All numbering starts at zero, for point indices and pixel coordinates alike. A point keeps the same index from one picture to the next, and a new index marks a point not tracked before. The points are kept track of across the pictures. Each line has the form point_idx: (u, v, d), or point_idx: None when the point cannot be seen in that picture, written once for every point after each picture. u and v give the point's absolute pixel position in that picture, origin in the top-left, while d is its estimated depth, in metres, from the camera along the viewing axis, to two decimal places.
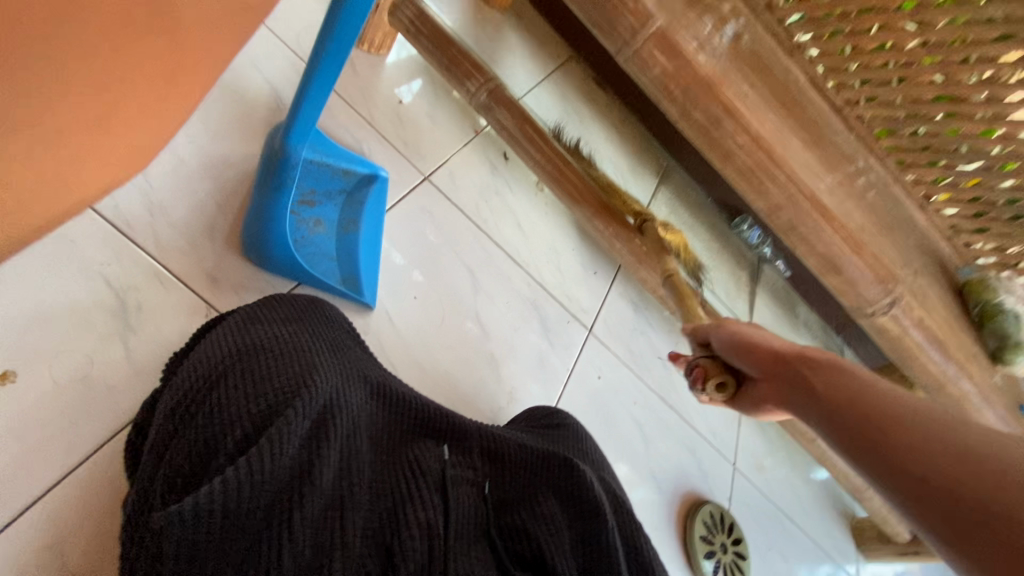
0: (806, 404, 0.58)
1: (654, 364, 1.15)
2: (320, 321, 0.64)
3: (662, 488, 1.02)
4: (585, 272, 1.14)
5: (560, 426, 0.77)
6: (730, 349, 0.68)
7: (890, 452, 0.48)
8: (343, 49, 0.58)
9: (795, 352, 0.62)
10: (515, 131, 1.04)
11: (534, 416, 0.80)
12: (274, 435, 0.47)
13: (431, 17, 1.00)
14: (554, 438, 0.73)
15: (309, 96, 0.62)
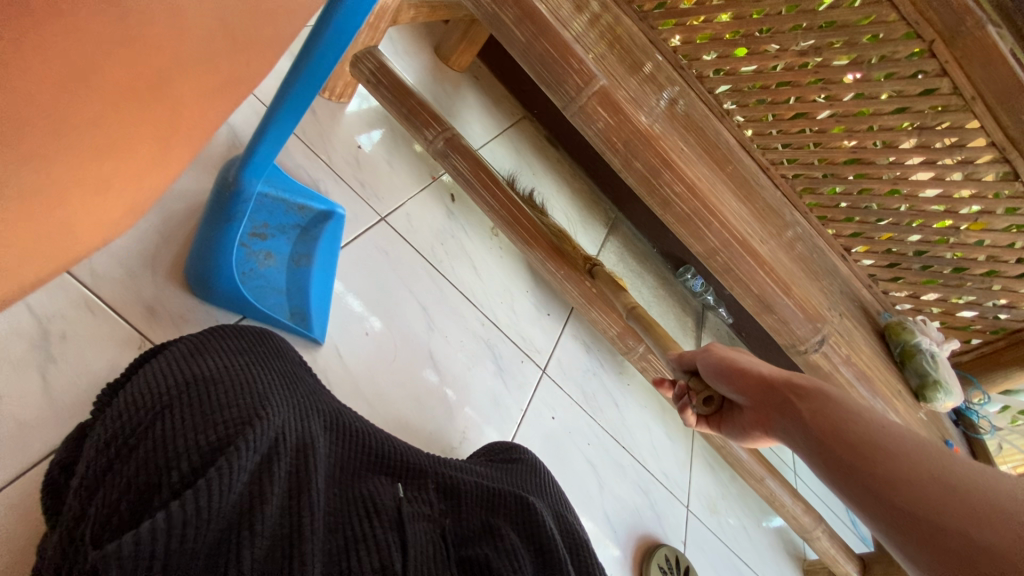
0: (792, 428, 0.61)
1: (606, 405, 1.17)
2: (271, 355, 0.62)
3: (617, 533, 1.00)
4: (538, 314, 1.17)
5: (515, 462, 0.76)
6: (715, 374, 0.69)
7: (874, 480, 0.51)
8: (308, 92, 0.60)
9: (781, 378, 0.65)
10: (469, 176, 1.08)
11: (494, 450, 0.79)
12: (224, 466, 0.44)
13: (392, 70, 1.05)
14: (510, 476, 0.72)
15: (270, 138, 0.64)
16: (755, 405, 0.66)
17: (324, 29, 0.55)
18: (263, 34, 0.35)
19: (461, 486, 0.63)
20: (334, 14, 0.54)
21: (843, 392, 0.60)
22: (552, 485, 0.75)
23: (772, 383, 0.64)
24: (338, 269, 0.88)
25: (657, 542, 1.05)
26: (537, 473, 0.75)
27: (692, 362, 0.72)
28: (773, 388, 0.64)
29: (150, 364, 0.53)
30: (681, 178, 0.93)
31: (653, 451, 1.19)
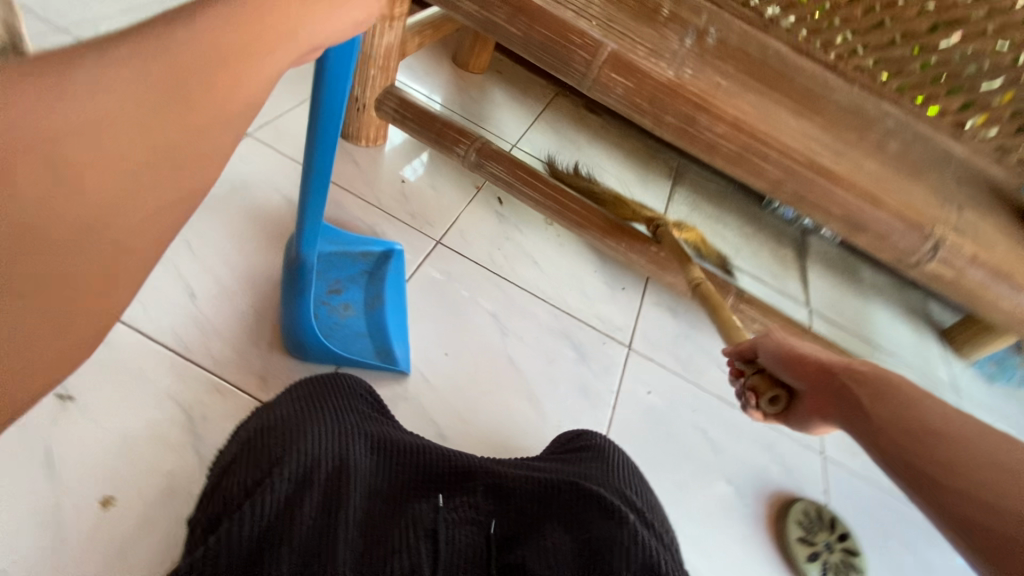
0: (852, 419, 0.55)
1: (704, 365, 1.13)
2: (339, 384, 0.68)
3: (745, 495, 0.95)
4: (611, 290, 1.17)
5: (591, 453, 0.74)
6: (775, 362, 0.62)
7: (933, 467, 0.45)
8: (329, 152, 0.62)
9: (841, 363, 0.59)
10: (508, 177, 1.10)
11: (566, 440, 0.78)
12: (254, 498, 0.51)
13: (412, 101, 1.09)
14: (575, 471, 0.70)
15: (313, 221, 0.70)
16: (811, 392, 0.59)
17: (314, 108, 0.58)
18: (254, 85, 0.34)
19: (511, 487, 0.63)
20: (324, 71, 0.55)
21: (903, 377, 0.55)
22: (624, 479, 0.72)
23: (832, 368, 0.58)
24: (408, 302, 0.95)
25: (793, 497, 0.98)
26: (611, 466, 0.72)
27: (750, 350, 0.66)
28: (828, 373, 0.58)
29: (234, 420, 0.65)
30: (721, 119, 0.86)
31: None
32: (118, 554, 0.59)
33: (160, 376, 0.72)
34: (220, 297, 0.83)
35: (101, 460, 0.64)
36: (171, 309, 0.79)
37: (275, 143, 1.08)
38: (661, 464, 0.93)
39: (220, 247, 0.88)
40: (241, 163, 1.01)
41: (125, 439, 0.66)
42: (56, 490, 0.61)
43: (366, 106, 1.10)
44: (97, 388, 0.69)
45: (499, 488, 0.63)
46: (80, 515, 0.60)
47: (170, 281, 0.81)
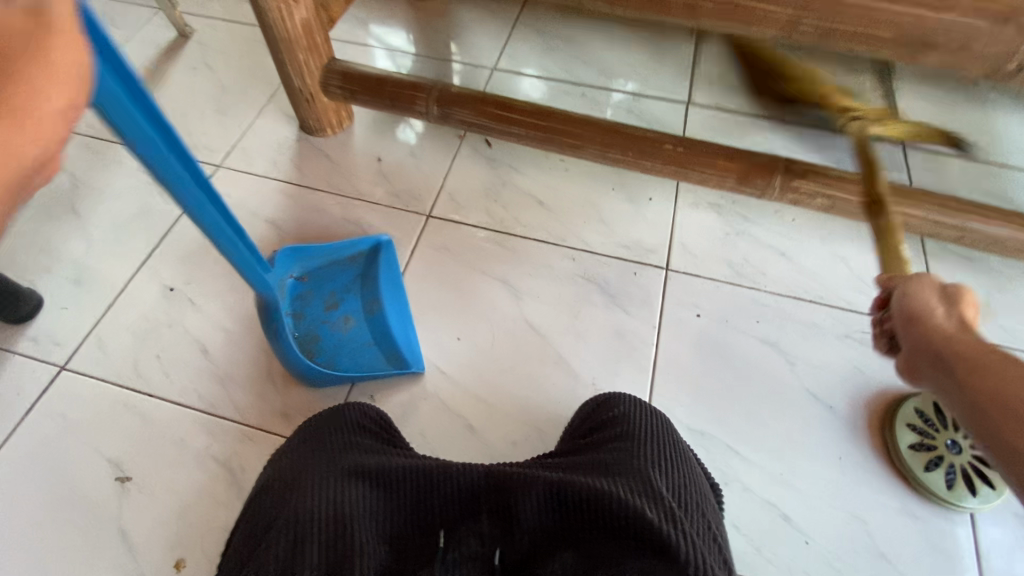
0: (939, 382, 0.52)
1: (765, 263, 0.94)
2: (342, 424, 0.66)
3: (836, 407, 0.80)
4: (636, 204, 1.00)
5: (618, 432, 0.65)
6: (902, 317, 0.55)
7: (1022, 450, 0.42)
8: (188, 183, 0.56)
9: (966, 344, 0.50)
10: (480, 121, 0.96)
11: (595, 409, 0.70)
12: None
13: (356, 72, 0.98)
14: (599, 460, 0.62)
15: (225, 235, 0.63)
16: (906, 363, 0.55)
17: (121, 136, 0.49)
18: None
19: (520, 502, 0.58)
20: (103, 110, 0.47)
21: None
22: (660, 455, 0.62)
23: (945, 342, 0.51)
24: (409, 295, 0.90)
25: (903, 395, 0.81)
26: (640, 444, 0.63)
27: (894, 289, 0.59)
28: (926, 344, 0.52)
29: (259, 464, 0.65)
30: None
31: (860, 285, 0.92)
32: None
33: (196, 438, 0.77)
34: (228, 345, 0.84)
35: (164, 528, 0.71)
36: (190, 370, 0.82)
37: (246, 167, 1.05)
38: (724, 396, 0.82)
39: (218, 295, 0.89)
40: None
41: (180, 505, 0.72)
42: (138, 562, 0.68)
43: (315, 94, 1.01)
44: (146, 464, 0.75)
45: (510, 505, 0.58)
46: None
47: (183, 344, 0.84)
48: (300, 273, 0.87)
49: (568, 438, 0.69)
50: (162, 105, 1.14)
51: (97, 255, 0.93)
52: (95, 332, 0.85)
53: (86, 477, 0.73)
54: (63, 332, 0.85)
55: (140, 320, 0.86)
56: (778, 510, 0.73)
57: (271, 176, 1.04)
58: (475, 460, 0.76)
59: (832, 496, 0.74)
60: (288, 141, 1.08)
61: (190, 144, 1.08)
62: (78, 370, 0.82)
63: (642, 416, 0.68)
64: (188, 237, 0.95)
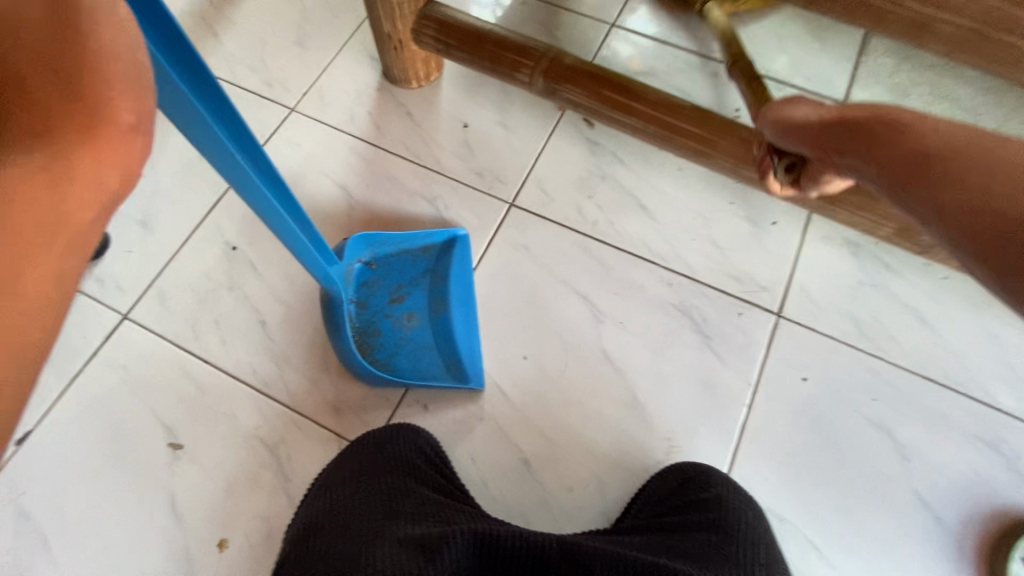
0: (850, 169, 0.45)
1: (898, 327, 0.79)
2: (403, 463, 0.66)
3: (946, 518, 0.70)
4: (754, 228, 0.85)
5: (705, 515, 0.61)
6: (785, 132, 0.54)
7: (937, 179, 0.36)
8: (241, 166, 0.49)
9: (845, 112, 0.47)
10: (591, 103, 0.80)
11: (666, 493, 0.66)
12: None
13: (454, 20, 0.83)
14: (682, 544, 0.57)
15: (286, 222, 0.57)
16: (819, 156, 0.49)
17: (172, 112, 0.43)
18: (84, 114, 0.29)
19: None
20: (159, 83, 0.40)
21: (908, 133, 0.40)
22: (753, 557, 0.56)
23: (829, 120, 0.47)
24: (480, 297, 0.82)
25: None
26: (730, 538, 0.58)
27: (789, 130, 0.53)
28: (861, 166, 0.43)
29: (316, 492, 0.63)
30: None
31: (1012, 377, 0.76)
32: None
33: (248, 416, 0.75)
34: (287, 321, 0.80)
35: (212, 504, 0.70)
36: (247, 342, 0.79)
37: (322, 115, 0.95)
38: (813, 479, 0.72)
39: (281, 262, 0.83)
40: (291, 152, 0.92)
41: (227, 484, 0.71)
42: (183, 534, 0.69)
43: (404, 41, 0.88)
44: (197, 434, 0.74)
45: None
46: (205, 557, 0.68)
47: (242, 310, 0.81)
48: (369, 258, 0.80)
49: (632, 520, 0.65)
50: (239, 27, 1.03)
51: (162, 197, 0.88)
52: (158, 282, 0.82)
53: (141, 436, 0.73)
54: (128, 277, 0.83)
55: (201, 277, 0.83)
56: None
57: (347, 130, 0.94)
58: (527, 497, 0.71)
59: None
60: (368, 89, 0.97)
61: (266, 79, 0.99)
62: (139, 322, 0.80)
63: (732, 502, 0.62)
64: None
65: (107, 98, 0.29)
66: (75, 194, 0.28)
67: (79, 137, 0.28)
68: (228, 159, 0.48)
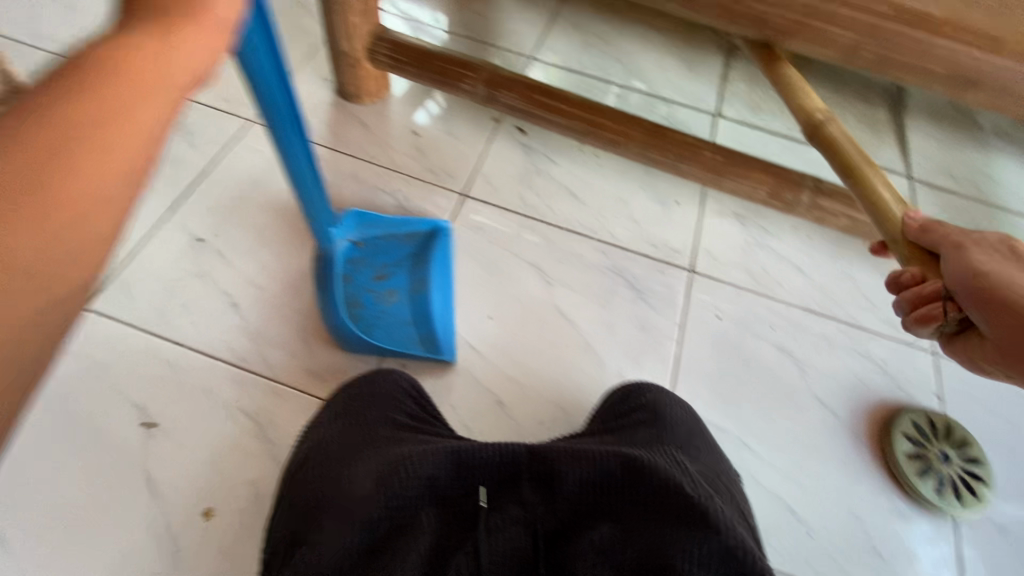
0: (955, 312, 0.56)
1: (781, 274, 0.99)
2: (384, 400, 0.71)
3: (840, 413, 0.87)
4: (665, 206, 1.04)
5: (645, 415, 0.73)
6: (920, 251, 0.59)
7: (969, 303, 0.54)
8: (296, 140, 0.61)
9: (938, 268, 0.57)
10: (526, 106, 0.96)
11: (617, 402, 0.77)
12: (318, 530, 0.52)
13: (405, 41, 0.97)
14: (629, 440, 0.68)
15: (312, 189, 0.68)
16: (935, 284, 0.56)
17: (253, 86, 0.53)
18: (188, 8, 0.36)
19: (564, 471, 0.60)
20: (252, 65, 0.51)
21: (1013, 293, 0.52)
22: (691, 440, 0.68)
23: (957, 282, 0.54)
24: (455, 283, 0.90)
25: (900, 408, 0.88)
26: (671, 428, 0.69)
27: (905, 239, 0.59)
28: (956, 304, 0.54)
29: (306, 434, 0.69)
30: None
31: (866, 304, 0.98)
32: (226, 557, 0.66)
33: (226, 389, 0.76)
34: (259, 301, 0.84)
35: (193, 476, 0.70)
36: (220, 323, 0.81)
37: None
38: (739, 394, 0.86)
39: (250, 250, 0.88)
40: (251, 157, 0.96)
41: (207, 454, 0.71)
42: (162, 510, 0.68)
43: (359, 59, 1.00)
44: (171, 412, 0.73)
45: (551, 473, 0.61)
46: (188, 529, 0.67)
47: (212, 295, 0.83)
48: (357, 239, 0.87)
49: (592, 428, 0.75)
50: None
51: None
52: (119, 274, 0.83)
53: (110, 419, 0.72)
54: None
55: (167, 268, 0.84)
56: (784, 503, 0.79)
57: None
58: (504, 437, 0.78)
59: (832, 495, 0.80)
60: (323, 105, 1.07)
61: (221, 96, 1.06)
62: (100, 312, 0.79)
63: (671, 407, 0.74)
64: (218, 187, 0.92)
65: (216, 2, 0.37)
66: (175, 65, 0.35)
67: (186, 24, 0.35)
68: (287, 137, 0.60)
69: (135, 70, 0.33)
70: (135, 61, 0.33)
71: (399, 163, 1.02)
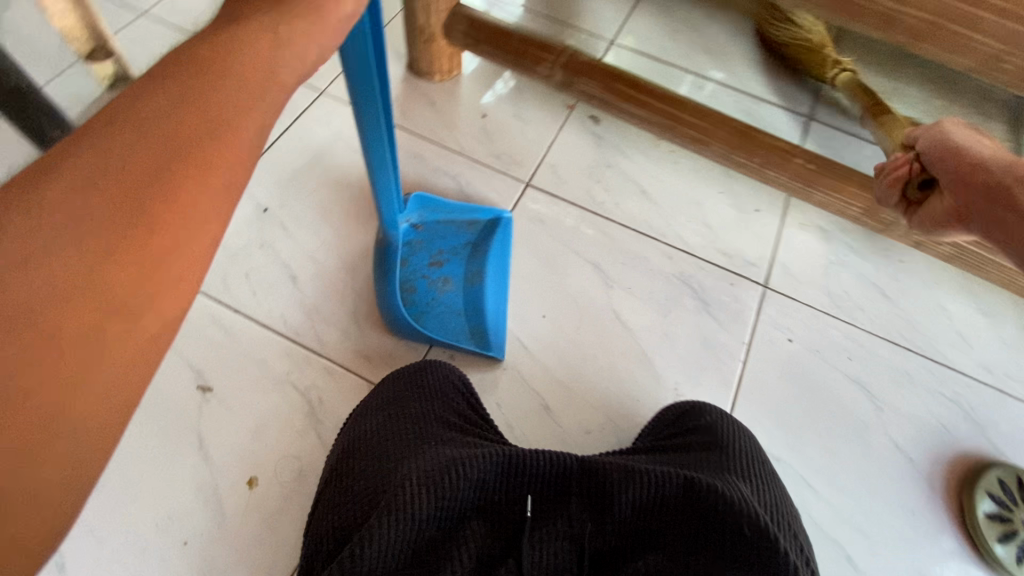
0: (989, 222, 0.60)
1: (864, 298, 0.91)
2: (435, 393, 0.70)
3: (915, 459, 0.79)
4: (743, 213, 0.97)
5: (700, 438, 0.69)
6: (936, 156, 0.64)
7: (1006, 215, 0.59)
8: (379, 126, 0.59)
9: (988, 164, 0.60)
10: (605, 95, 0.91)
11: (669, 420, 0.73)
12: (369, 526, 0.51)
13: (484, 18, 0.93)
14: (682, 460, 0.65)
15: (387, 177, 0.67)
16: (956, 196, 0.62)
17: (348, 64, 0.51)
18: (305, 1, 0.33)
19: (618, 491, 0.58)
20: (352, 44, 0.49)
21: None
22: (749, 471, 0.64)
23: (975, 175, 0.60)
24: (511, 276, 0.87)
25: (985, 461, 0.80)
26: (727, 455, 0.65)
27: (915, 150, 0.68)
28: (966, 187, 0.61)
29: (354, 421, 0.68)
30: None
31: (958, 341, 0.89)
32: (269, 528, 0.67)
33: (280, 362, 0.77)
34: (317, 277, 0.84)
35: (243, 445, 0.71)
36: (279, 294, 0.82)
37: None
38: (803, 426, 0.80)
39: (312, 224, 0.87)
40: (319, 129, 0.96)
41: (258, 424, 0.73)
42: (213, 474, 0.69)
43: (435, 34, 0.97)
44: (227, 379, 0.75)
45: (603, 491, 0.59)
46: (234, 496, 0.69)
47: (273, 266, 0.84)
48: (417, 221, 0.85)
49: (640, 444, 0.72)
50: None
51: None
52: None
53: (172, 379, 0.74)
54: None
55: (233, 235, 0.85)
56: (842, 549, 0.73)
57: None
58: (548, 442, 0.76)
59: (897, 546, 0.74)
60: (393, 80, 1.05)
61: None
62: None
63: (730, 430, 0.70)
64: (286, 158, 0.92)
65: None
66: (285, 63, 0.32)
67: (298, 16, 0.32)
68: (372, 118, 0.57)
69: (244, 76, 0.30)
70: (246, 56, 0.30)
71: (465, 146, 0.99)
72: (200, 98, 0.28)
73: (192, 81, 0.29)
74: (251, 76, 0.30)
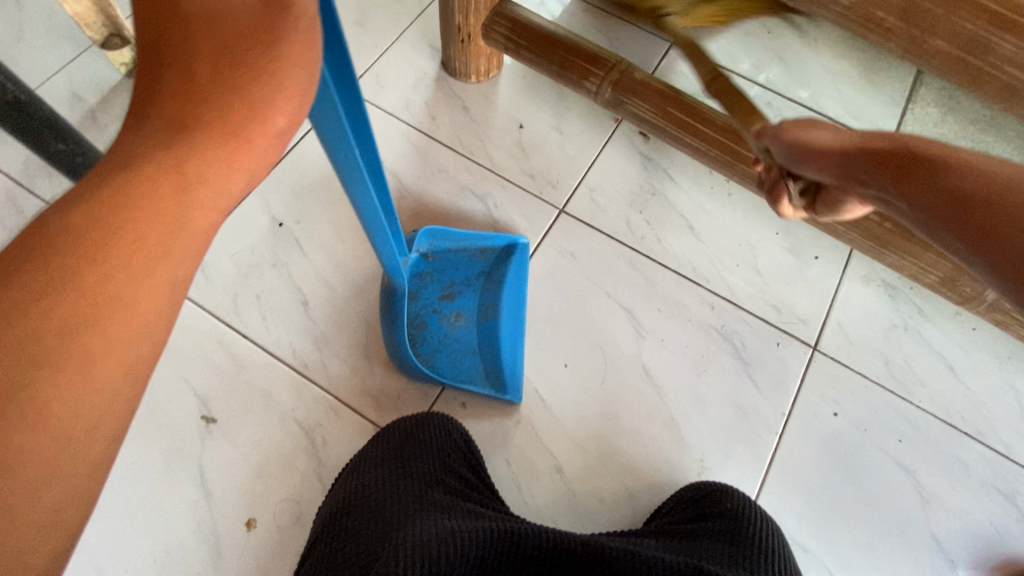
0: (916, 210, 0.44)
1: (927, 372, 0.81)
2: (436, 449, 0.67)
3: (958, 562, 0.72)
4: (799, 260, 0.87)
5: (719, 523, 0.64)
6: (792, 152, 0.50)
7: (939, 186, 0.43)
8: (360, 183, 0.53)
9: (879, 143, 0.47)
10: (658, 119, 0.80)
11: (685, 504, 0.69)
12: None
13: (528, 22, 0.83)
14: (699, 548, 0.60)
15: (384, 229, 0.62)
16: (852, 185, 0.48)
17: (315, 122, 0.46)
18: (233, 113, 0.31)
19: None
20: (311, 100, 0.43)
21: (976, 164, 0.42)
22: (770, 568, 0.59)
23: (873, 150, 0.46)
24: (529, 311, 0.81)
25: None
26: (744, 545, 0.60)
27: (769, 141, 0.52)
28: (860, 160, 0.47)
29: (349, 473, 0.64)
30: None
31: None
32: (264, 573, 0.66)
33: (286, 396, 0.74)
34: (330, 304, 0.79)
35: (244, 483, 0.70)
36: (289, 321, 0.78)
37: (377, 100, 0.94)
38: (837, 513, 0.74)
39: (328, 244, 0.82)
40: None
41: (259, 461, 0.71)
42: (212, 511, 0.68)
43: (472, 35, 0.87)
44: (231, 410, 0.73)
45: None
46: (232, 536, 0.67)
47: (285, 289, 0.79)
48: (427, 250, 0.78)
49: (651, 526, 0.67)
50: None
51: None
52: None
53: (176, 406, 0.72)
54: None
55: (245, 252, 0.81)
56: None
57: (402, 118, 0.93)
58: (557, 505, 0.72)
59: None
60: (426, 79, 0.96)
61: None
62: None
63: (752, 519, 0.65)
64: (306, 167, 0.86)
65: (273, 105, 0.32)
66: (207, 187, 0.30)
67: (222, 132, 0.31)
68: (352, 172, 0.51)
69: (165, 206, 0.28)
70: (163, 187, 0.28)
71: (497, 161, 0.91)
72: (92, 254, 0.26)
73: (85, 230, 0.26)
74: (170, 208, 0.28)
